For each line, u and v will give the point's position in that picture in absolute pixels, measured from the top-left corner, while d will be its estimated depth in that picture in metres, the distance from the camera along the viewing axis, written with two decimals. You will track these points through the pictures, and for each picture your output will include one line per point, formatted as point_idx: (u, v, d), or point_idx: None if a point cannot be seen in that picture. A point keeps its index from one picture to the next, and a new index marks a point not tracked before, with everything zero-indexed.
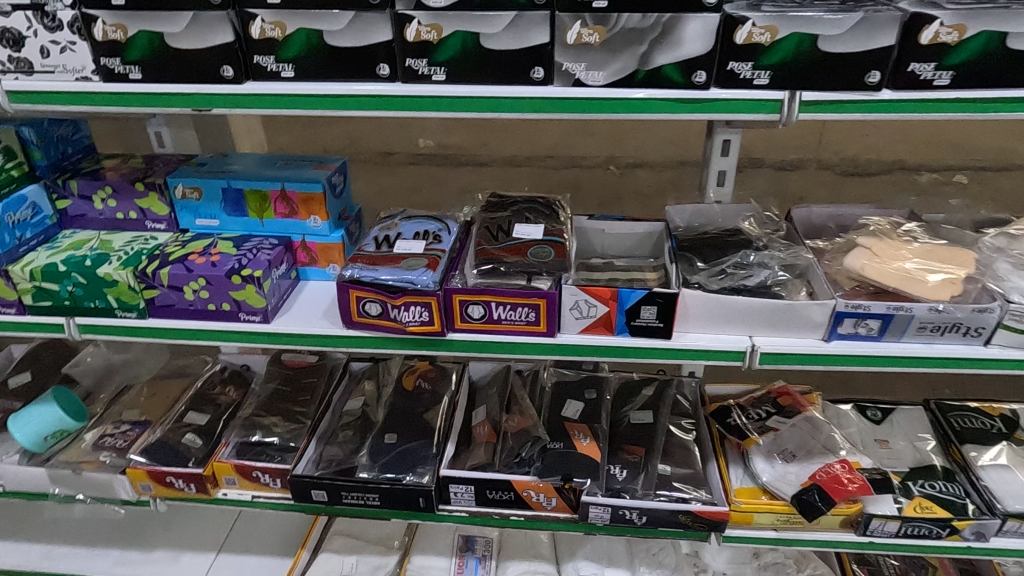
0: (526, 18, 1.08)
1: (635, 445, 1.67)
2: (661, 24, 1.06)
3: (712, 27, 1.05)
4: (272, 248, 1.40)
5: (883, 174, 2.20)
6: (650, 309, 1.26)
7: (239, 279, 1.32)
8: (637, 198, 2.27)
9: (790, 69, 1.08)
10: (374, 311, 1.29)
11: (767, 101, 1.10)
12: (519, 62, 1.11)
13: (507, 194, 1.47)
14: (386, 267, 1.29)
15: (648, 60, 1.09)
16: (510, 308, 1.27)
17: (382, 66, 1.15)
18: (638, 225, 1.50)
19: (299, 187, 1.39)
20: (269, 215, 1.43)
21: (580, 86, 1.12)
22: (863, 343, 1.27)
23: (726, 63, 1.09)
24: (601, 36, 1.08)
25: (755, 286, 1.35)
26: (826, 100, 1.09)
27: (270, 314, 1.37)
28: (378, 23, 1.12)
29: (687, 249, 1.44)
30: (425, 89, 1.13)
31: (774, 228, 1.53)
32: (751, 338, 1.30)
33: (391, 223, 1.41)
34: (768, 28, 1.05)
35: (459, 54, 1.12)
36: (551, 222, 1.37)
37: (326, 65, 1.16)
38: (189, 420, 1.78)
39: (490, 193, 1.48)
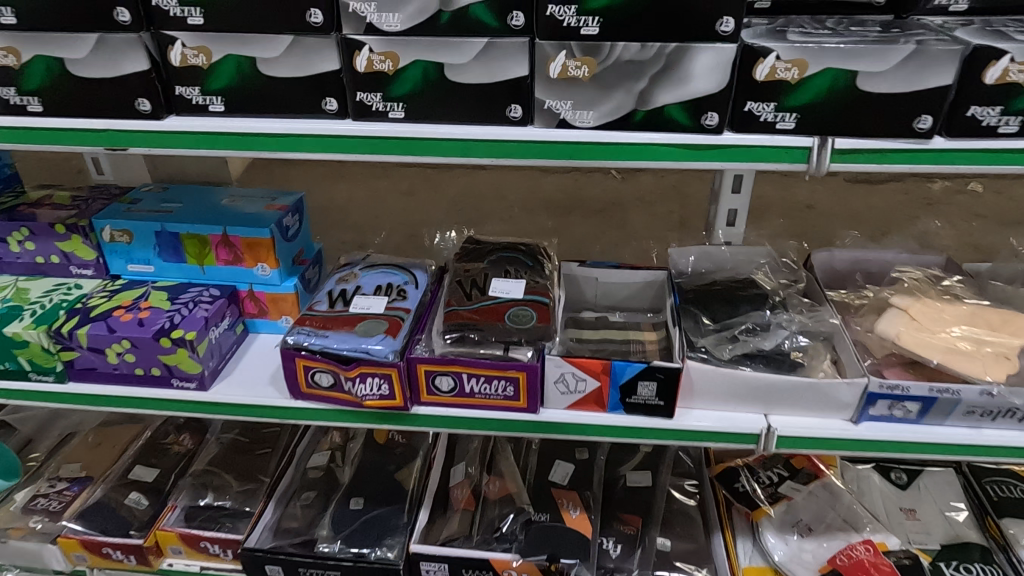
0: (499, 47, 0.88)
1: (631, 515, 1.49)
2: (665, 56, 0.86)
3: (728, 60, 0.86)
4: (212, 301, 1.21)
5: (887, 181, 2.44)
6: (649, 385, 1.07)
7: (170, 342, 1.13)
8: (641, 205, 2.18)
9: (822, 112, 0.88)
10: (326, 382, 1.10)
11: (793, 149, 0.90)
12: (491, 98, 0.92)
13: (485, 238, 1.28)
14: (339, 332, 1.09)
15: (647, 98, 0.89)
16: (484, 381, 1.08)
17: (328, 101, 0.96)
18: (636, 274, 1.30)
19: (243, 232, 1.20)
20: (210, 262, 1.24)
21: (567, 127, 0.93)
22: (899, 427, 1.08)
23: (743, 104, 0.89)
24: (591, 69, 0.88)
25: (769, 352, 1.17)
26: (865, 149, 0.89)
27: (208, 379, 1.18)
28: (321, 50, 0.92)
29: (692, 304, 1.25)
30: (380, 129, 0.94)
31: (792, 276, 1.33)
32: (766, 418, 1.11)
33: (349, 274, 1.22)
34: (796, 62, 0.85)
35: (419, 88, 0.93)
36: (535, 276, 1.18)
37: (262, 97, 0.96)
38: (136, 476, 1.60)
39: (467, 236, 1.30)
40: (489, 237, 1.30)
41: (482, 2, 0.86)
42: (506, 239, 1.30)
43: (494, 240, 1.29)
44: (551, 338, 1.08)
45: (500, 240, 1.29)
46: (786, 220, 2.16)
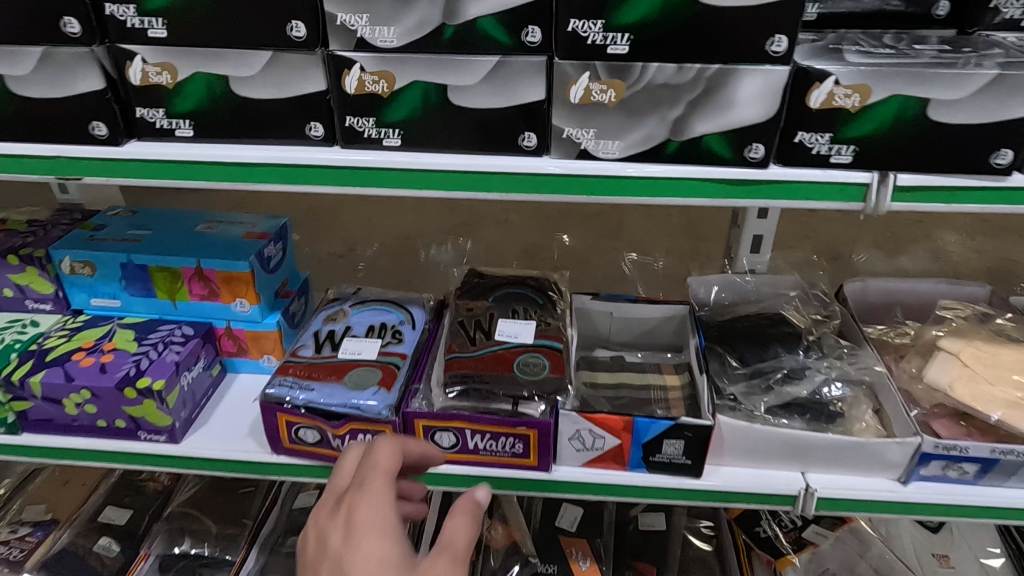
0: (511, 67, 0.76)
1: (644, 563, 1.38)
2: (704, 80, 0.74)
3: (778, 85, 0.74)
4: (184, 342, 1.08)
5: None
6: (675, 443, 0.96)
7: (135, 392, 1.00)
8: None
9: (884, 144, 0.76)
10: (311, 439, 0.98)
11: (849, 186, 0.78)
12: (502, 125, 0.80)
13: (490, 270, 1.16)
14: (327, 383, 0.97)
15: (682, 127, 0.77)
16: (490, 438, 0.97)
17: (313, 125, 0.83)
18: (654, 308, 1.19)
19: (218, 265, 1.07)
20: (182, 297, 1.11)
21: (589, 159, 0.81)
22: (955, 489, 0.97)
23: (792, 134, 0.77)
24: (619, 93, 0.76)
25: (805, 400, 1.05)
26: (933, 186, 0.78)
27: (180, 432, 1.05)
28: (304, 67, 0.80)
29: (716, 343, 1.14)
30: (373, 160, 0.81)
31: (824, 311, 1.21)
32: (804, 477, 1.00)
33: (339, 311, 1.10)
34: (857, 88, 0.74)
35: (418, 112, 0.80)
36: (545, 316, 1.06)
37: (236, 121, 0.84)
38: (107, 520, 1.46)
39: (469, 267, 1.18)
40: (492, 268, 1.18)
41: (492, 15, 0.74)
42: (511, 270, 1.18)
43: (500, 272, 1.17)
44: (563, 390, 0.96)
45: (506, 272, 1.16)
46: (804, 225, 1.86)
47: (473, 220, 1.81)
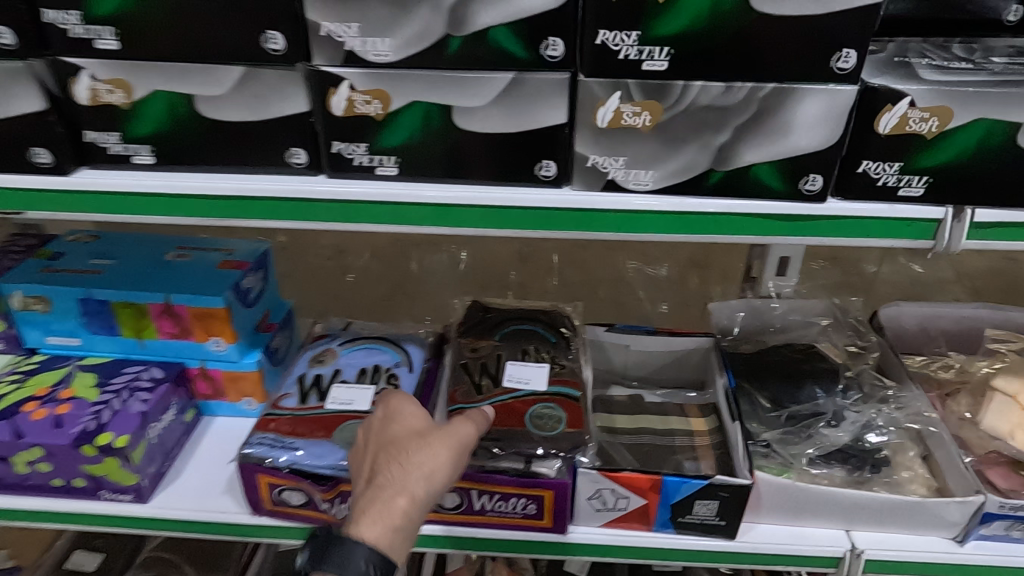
0: (529, 85, 0.65)
1: None
2: (756, 101, 0.63)
3: (842, 108, 0.63)
4: (152, 388, 0.96)
5: None
6: (708, 504, 0.85)
7: (95, 450, 0.88)
8: None
9: (961, 175, 0.66)
10: (296, 501, 0.87)
11: (919, 222, 0.68)
12: (516, 152, 0.69)
13: (496, 304, 1.06)
14: (313, 441, 0.85)
15: (728, 155, 0.66)
16: (499, 499, 0.86)
17: (294, 151, 0.71)
18: (675, 341, 1.08)
19: (189, 301, 0.95)
20: (149, 335, 0.99)
21: (617, 191, 0.69)
22: (1017, 550, 0.87)
23: (856, 163, 0.66)
24: (655, 117, 0.65)
25: (846, 447, 0.95)
26: (1016, 223, 0.67)
27: (148, 490, 0.93)
28: (283, 85, 0.68)
29: (744, 379, 1.04)
30: (365, 193, 0.70)
31: (859, 341, 1.11)
32: (850, 537, 0.90)
33: (327, 351, 0.98)
34: (936, 110, 0.63)
35: (418, 137, 0.69)
36: (558, 358, 0.96)
37: (205, 147, 0.71)
38: (74, 566, 1.33)
39: (472, 300, 1.07)
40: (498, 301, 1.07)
41: (506, 25, 0.62)
42: (519, 303, 1.07)
43: (506, 305, 1.06)
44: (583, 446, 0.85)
45: (514, 306, 1.06)
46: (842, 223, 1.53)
47: None
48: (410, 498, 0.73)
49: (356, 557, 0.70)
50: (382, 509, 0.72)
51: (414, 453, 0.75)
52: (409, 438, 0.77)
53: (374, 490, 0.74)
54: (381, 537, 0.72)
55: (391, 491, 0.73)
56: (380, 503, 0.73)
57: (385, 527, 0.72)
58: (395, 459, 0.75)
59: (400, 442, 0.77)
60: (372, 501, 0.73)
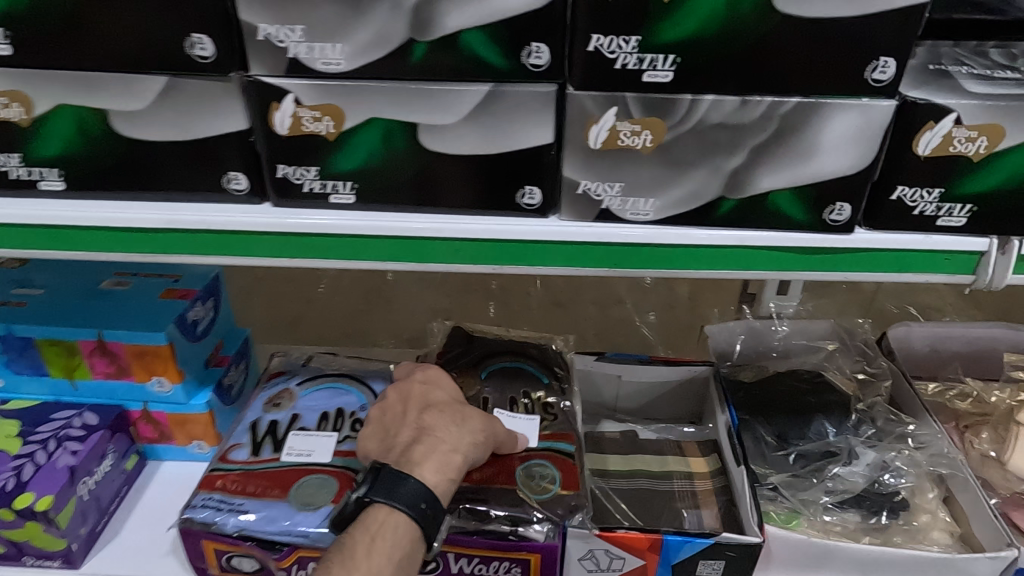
0: (508, 100, 0.55)
1: None
2: (776, 119, 0.53)
3: (878, 126, 0.53)
4: (84, 438, 0.84)
5: None
6: (713, 563, 0.76)
7: (13, 513, 0.77)
8: None
9: (1010, 204, 0.57)
10: (247, 568, 0.76)
11: (958, 255, 0.59)
12: (493, 177, 0.58)
13: (478, 331, 0.97)
14: (265, 500, 0.75)
15: (742, 181, 0.56)
16: (479, 562, 0.76)
17: (232, 176, 0.60)
18: (670, 370, 0.99)
19: (126, 337, 0.84)
20: (81, 375, 0.88)
21: (612, 222, 0.60)
22: None
23: (889, 189, 0.57)
24: (657, 137, 0.55)
25: (862, 491, 0.86)
26: None
27: (79, 553, 0.82)
28: (214, 97, 0.57)
29: (746, 413, 0.95)
30: (317, 225, 0.59)
31: (868, 367, 1.02)
32: None
33: (284, 392, 0.87)
34: (984, 129, 0.53)
35: (376, 160, 0.58)
36: (550, 406, 0.88)
37: (124, 170, 0.60)
38: None
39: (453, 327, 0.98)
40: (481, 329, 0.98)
41: (482, 28, 0.52)
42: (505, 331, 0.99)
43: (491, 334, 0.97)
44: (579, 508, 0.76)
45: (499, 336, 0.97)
46: None
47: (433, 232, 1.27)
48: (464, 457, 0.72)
49: (423, 497, 0.67)
50: (443, 460, 0.70)
51: (469, 418, 0.75)
52: (459, 404, 0.76)
53: (431, 441, 0.71)
54: (437, 487, 0.68)
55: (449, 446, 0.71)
56: (440, 454, 0.70)
57: (443, 478, 0.69)
58: (451, 419, 0.74)
59: (450, 405, 0.76)
60: (431, 451, 0.70)
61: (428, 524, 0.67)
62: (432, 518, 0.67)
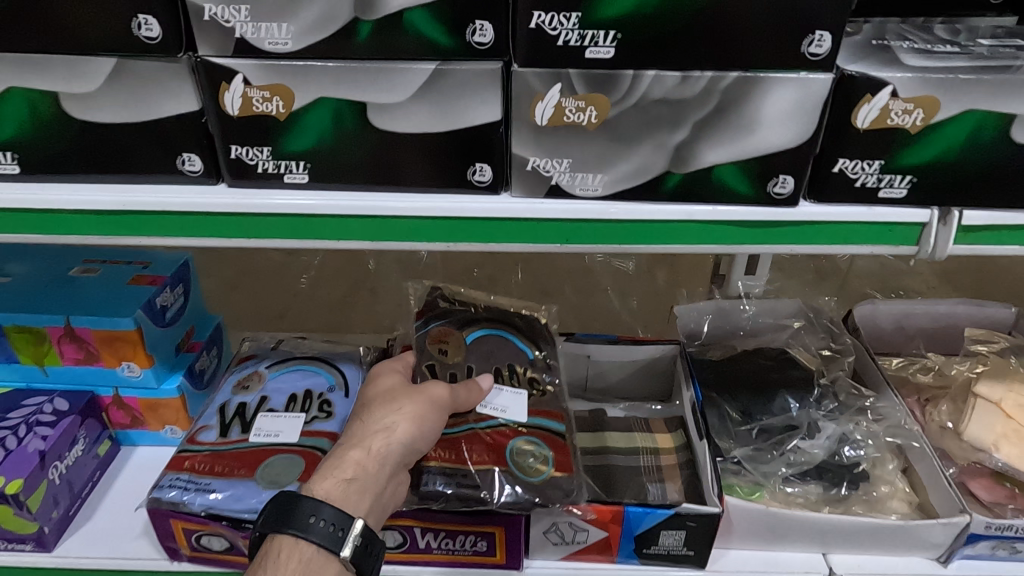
0: (454, 78, 0.55)
1: None
2: (716, 94, 0.54)
3: (816, 99, 0.54)
4: (55, 423, 0.85)
5: None
6: (674, 533, 0.78)
7: None
8: None
9: (949, 174, 0.58)
10: (217, 546, 0.77)
11: (902, 226, 0.60)
12: (444, 156, 0.59)
13: (464, 295, 0.94)
14: (231, 480, 0.76)
15: (687, 155, 0.57)
16: (446, 536, 0.78)
17: (186, 157, 0.61)
18: (637, 350, 1.01)
19: (93, 322, 0.84)
20: (51, 361, 0.88)
21: (562, 198, 0.61)
22: (1004, 570, 0.81)
23: (831, 162, 0.58)
24: (602, 112, 0.56)
25: (822, 463, 0.88)
26: (1007, 225, 0.60)
27: (52, 537, 0.83)
28: (163, 79, 0.57)
29: (712, 390, 0.96)
30: (271, 205, 0.60)
31: (833, 343, 1.04)
32: (827, 560, 0.83)
33: (254, 375, 0.88)
34: (920, 101, 0.55)
35: (328, 140, 0.59)
36: (538, 382, 0.87)
37: (78, 154, 0.61)
38: None
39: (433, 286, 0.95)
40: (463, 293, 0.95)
41: (424, 6, 0.53)
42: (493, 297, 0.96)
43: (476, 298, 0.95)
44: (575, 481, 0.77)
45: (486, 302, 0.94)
46: None
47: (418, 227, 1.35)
48: (371, 450, 0.71)
49: (311, 512, 0.67)
50: (333, 465, 0.71)
51: (381, 410, 0.74)
52: (381, 400, 0.76)
53: (336, 450, 0.73)
54: (330, 493, 0.69)
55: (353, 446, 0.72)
56: (335, 460, 0.71)
57: (334, 483, 0.69)
58: (362, 420, 0.75)
59: (375, 401, 0.76)
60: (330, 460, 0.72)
61: (329, 540, 0.67)
62: (327, 532, 0.66)
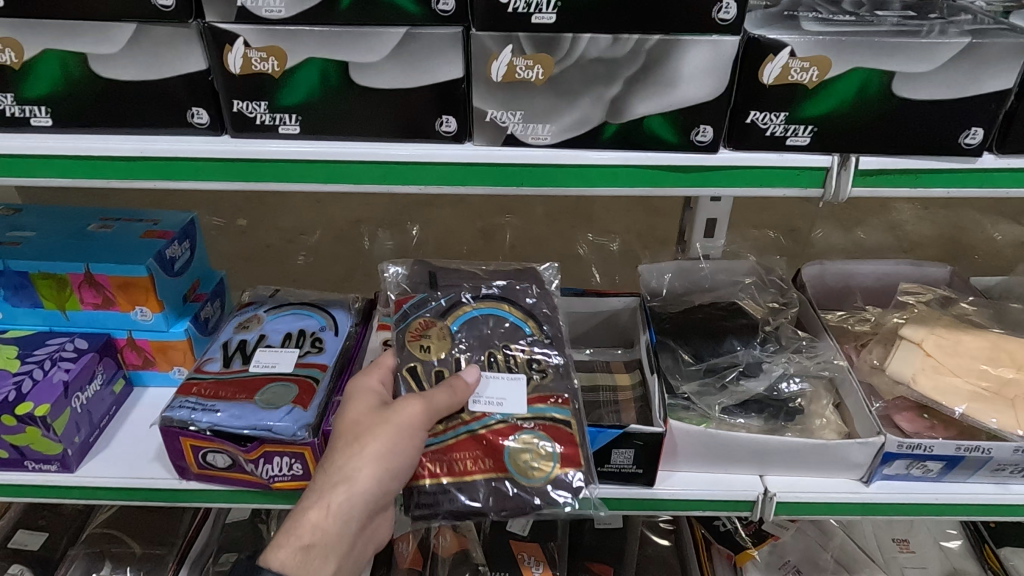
0: (422, 41, 0.66)
1: (601, 564, 1.27)
2: (642, 54, 0.65)
3: (726, 59, 0.65)
4: (76, 359, 0.95)
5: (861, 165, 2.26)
6: (625, 452, 0.88)
7: (15, 419, 0.88)
8: None
9: (846, 124, 0.68)
10: (221, 463, 0.88)
11: (809, 170, 0.70)
12: (416, 109, 0.70)
13: (450, 276, 0.97)
14: (234, 403, 0.86)
15: (621, 107, 0.68)
16: None
17: (195, 111, 0.71)
18: (602, 302, 1.11)
19: (111, 270, 0.94)
20: (72, 306, 0.99)
21: (517, 145, 0.71)
22: (918, 488, 0.92)
23: (743, 114, 0.68)
24: (547, 70, 0.66)
25: (762, 397, 0.99)
26: (897, 170, 0.70)
27: (74, 459, 0.93)
28: (175, 42, 0.67)
29: (669, 337, 1.06)
30: (267, 151, 0.70)
31: (781, 298, 1.15)
32: (763, 480, 0.94)
33: (252, 318, 0.99)
34: (815, 60, 0.65)
35: (316, 95, 0.69)
36: (536, 362, 0.87)
37: (101, 108, 0.71)
38: (18, 545, 1.28)
39: (424, 269, 0.99)
40: (454, 270, 0.99)
41: None
42: (482, 273, 0.98)
43: (463, 273, 0.99)
44: (581, 471, 0.80)
45: (471, 282, 0.96)
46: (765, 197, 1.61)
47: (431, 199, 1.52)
48: (329, 508, 0.79)
49: None
50: (291, 527, 0.79)
51: (344, 453, 0.80)
52: (350, 432, 0.80)
53: (301, 500, 0.81)
54: (288, 557, 0.79)
55: (315, 505, 0.79)
56: (297, 516, 0.80)
57: (292, 549, 0.79)
58: (327, 464, 0.81)
59: (344, 435, 0.81)
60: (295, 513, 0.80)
61: None
62: None
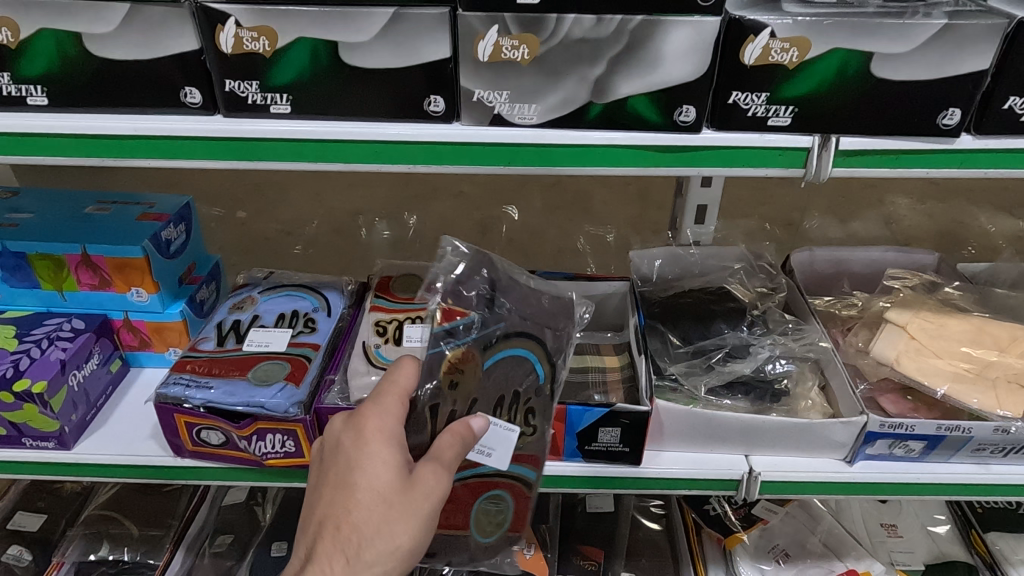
0: (410, 21, 0.67)
1: (591, 547, 1.28)
2: (626, 34, 0.66)
3: (708, 39, 0.66)
4: (73, 338, 0.96)
5: None
6: (611, 431, 0.90)
7: (13, 396, 0.90)
8: None
9: (826, 104, 0.69)
10: (215, 440, 0.89)
11: (789, 151, 0.71)
12: (404, 89, 0.71)
13: (508, 297, 0.90)
14: (227, 380, 0.88)
15: (605, 88, 0.69)
16: None
17: (188, 91, 0.73)
18: (593, 286, 1.13)
19: (108, 251, 0.96)
20: (70, 287, 1.00)
21: (504, 125, 0.72)
22: (900, 467, 0.94)
23: (725, 94, 0.70)
24: (532, 50, 0.67)
25: (748, 379, 1.00)
26: (876, 150, 0.71)
27: (71, 437, 0.95)
28: (169, 22, 0.69)
29: (658, 320, 1.07)
30: (259, 129, 0.71)
31: (770, 283, 1.16)
32: (748, 460, 0.95)
33: (246, 300, 1.00)
34: (794, 41, 0.66)
35: (306, 74, 0.70)
36: (531, 416, 0.83)
37: (96, 87, 0.73)
38: (17, 526, 1.29)
39: (483, 277, 0.92)
40: (511, 286, 0.92)
41: None
42: (529, 296, 0.92)
43: (513, 291, 0.92)
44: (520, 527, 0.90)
45: (519, 310, 0.89)
46: (758, 188, 1.62)
47: (427, 190, 1.54)
48: None
49: None
50: None
51: (370, 540, 0.70)
52: (372, 511, 0.70)
53: None
54: None
55: None
56: None
57: None
58: (343, 549, 0.69)
59: (363, 512, 0.70)
60: None
61: None
62: None
